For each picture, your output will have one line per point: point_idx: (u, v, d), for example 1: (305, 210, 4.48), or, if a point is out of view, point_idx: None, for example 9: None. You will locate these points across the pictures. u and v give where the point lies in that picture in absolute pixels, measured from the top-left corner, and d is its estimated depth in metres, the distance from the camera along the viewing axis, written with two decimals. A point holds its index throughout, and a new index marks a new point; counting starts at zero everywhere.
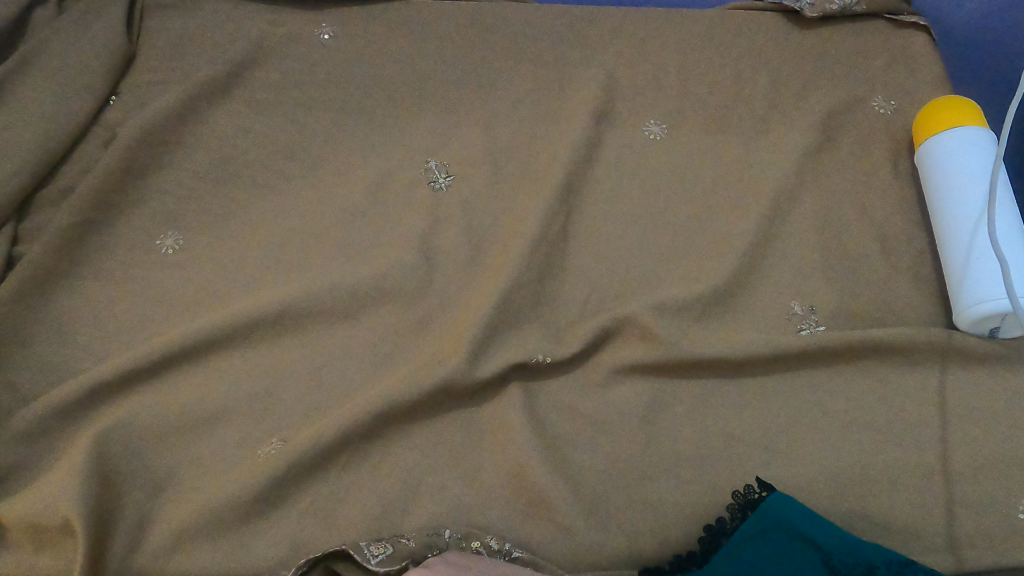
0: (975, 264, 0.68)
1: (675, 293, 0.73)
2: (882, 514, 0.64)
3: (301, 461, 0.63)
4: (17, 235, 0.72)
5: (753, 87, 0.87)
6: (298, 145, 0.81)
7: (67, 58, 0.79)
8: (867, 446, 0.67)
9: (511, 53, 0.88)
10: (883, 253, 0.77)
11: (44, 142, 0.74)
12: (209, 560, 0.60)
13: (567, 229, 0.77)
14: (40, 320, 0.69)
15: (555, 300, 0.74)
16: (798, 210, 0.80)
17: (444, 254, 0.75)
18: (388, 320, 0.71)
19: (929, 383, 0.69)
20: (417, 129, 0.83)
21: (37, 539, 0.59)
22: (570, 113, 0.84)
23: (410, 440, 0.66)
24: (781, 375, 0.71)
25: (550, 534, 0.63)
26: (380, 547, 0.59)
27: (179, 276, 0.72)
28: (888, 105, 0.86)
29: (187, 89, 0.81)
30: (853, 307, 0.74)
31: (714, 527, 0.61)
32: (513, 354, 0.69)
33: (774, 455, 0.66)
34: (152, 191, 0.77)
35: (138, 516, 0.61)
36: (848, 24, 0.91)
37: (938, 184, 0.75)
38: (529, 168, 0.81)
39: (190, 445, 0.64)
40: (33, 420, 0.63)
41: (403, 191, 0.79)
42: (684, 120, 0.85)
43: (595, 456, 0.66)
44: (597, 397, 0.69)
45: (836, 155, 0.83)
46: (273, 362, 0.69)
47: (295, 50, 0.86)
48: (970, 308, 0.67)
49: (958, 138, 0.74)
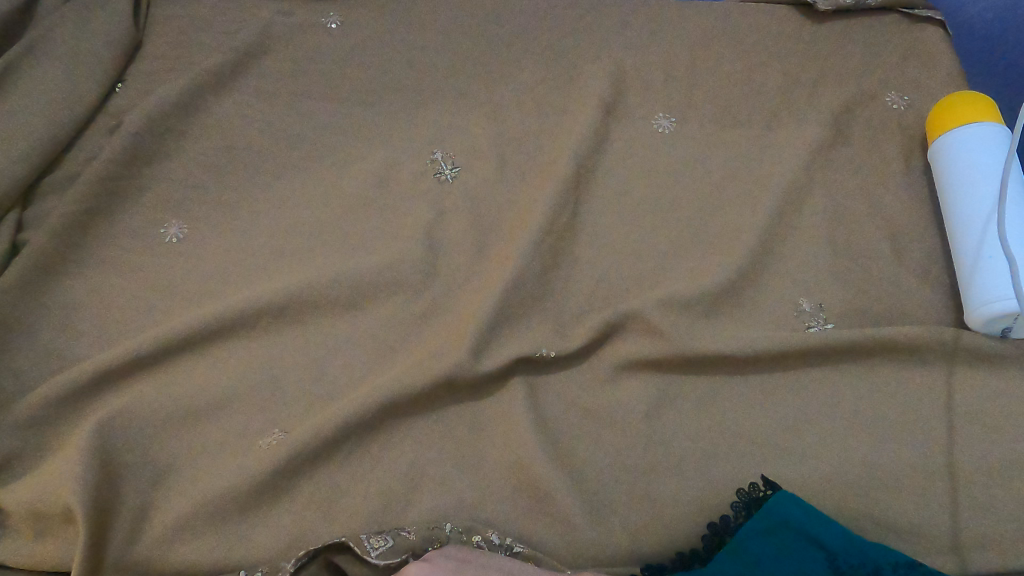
0: (988, 262, 0.67)
1: (682, 288, 0.72)
2: (889, 515, 0.63)
3: (303, 452, 0.62)
4: (22, 221, 0.71)
5: (765, 82, 0.86)
6: (304, 135, 0.81)
7: (73, 44, 0.79)
8: (875, 446, 0.66)
9: (521, 44, 0.88)
10: (894, 251, 0.76)
11: (49, 129, 0.74)
12: (209, 548, 0.59)
13: (574, 223, 0.77)
14: (43, 307, 0.68)
15: (561, 293, 0.73)
16: (808, 206, 0.79)
17: (450, 246, 0.74)
18: (392, 311, 0.71)
19: (938, 383, 0.68)
20: (424, 120, 0.82)
21: (37, 526, 0.59)
22: (579, 106, 0.83)
23: (413, 433, 0.66)
24: (788, 373, 0.70)
25: (553, 530, 0.62)
26: (380, 540, 0.59)
27: (184, 265, 0.72)
28: (901, 100, 0.85)
29: (194, 78, 0.80)
30: (863, 306, 0.73)
31: (718, 524, 0.60)
32: (517, 348, 0.68)
33: (780, 454, 0.66)
34: (157, 179, 0.76)
35: (139, 504, 0.60)
36: (862, 18, 0.90)
37: (951, 182, 0.74)
38: (537, 160, 0.81)
39: (192, 435, 0.64)
40: (35, 406, 0.62)
41: (409, 181, 0.78)
42: (694, 113, 0.84)
43: (599, 451, 0.66)
44: (601, 393, 0.69)
45: (848, 150, 0.82)
46: (276, 353, 0.68)
47: (301, 39, 0.86)
48: (982, 307, 0.66)
49: (973, 134, 0.73)
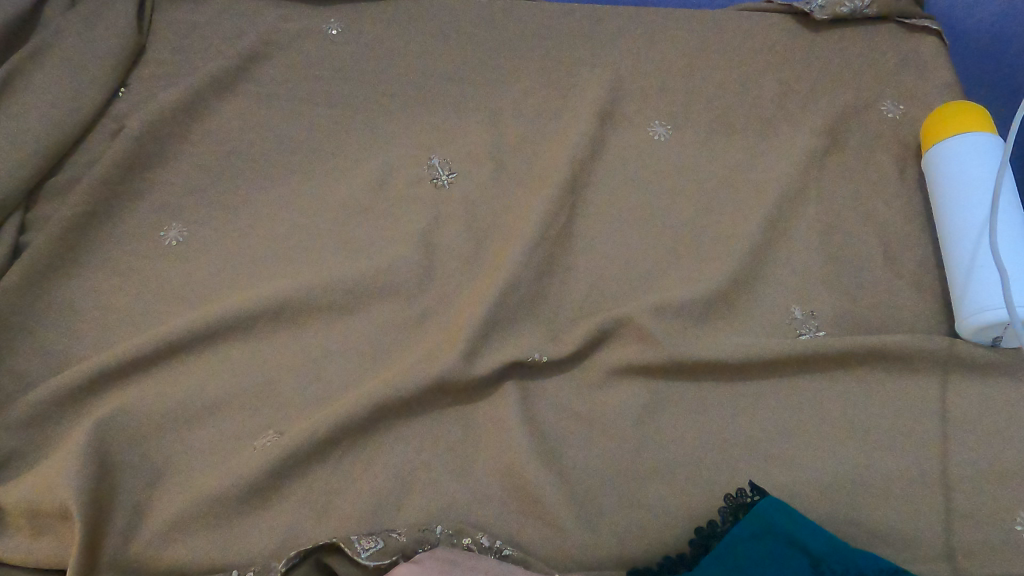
0: (980, 272, 0.67)
1: (675, 294, 0.72)
2: (878, 522, 0.63)
3: (297, 454, 0.63)
4: (25, 223, 0.73)
5: (760, 90, 0.87)
6: (302, 139, 0.82)
7: (78, 49, 0.80)
8: (865, 454, 0.66)
9: (519, 51, 0.89)
10: (887, 259, 0.76)
11: (52, 133, 0.75)
12: (202, 548, 0.60)
13: (569, 229, 0.77)
14: (43, 308, 0.69)
15: (555, 299, 0.74)
16: (802, 214, 0.79)
17: (446, 251, 0.75)
18: (387, 315, 0.71)
19: (928, 392, 0.69)
20: (422, 125, 0.83)
21: (34, 524, 0.60)
22: (575, 112, 0.84)
23: (405, 435, 0.67)
24: (779, 380, 0.70)
25: (543, 533, 0.63)
26: (370, 541, 0.60)
27: (183, 267, 0.73)
28: (896, 109, 0.85)
29: (195, 82, 0.82)
30: (855, 314, 0.73)
31: (705, 529, 0.61)
32: (510, 352, 0.69)
33: (770, 460, 0.66)
34: (158, 183, 0.78)
35: (134, 504, 0.61)
36: (860, 27, 0.90)
37: (944, 191, 0.74)
38: (533, 165, 0.81)
39: (187, 435, 0.65)
40: (34, 406, 0.64)
41: (406, 186, 0.79)
42: (689, 121, 0.85)
43: (590, 456, 0.66)
44: (593, 398, 0.69)
45: (842, 158, 0.83)
46: (271, 355, 0.69)
47: (302, 45, 0.87)
48: (973, 316, 0.67)
49: (968, 143, 0.74)
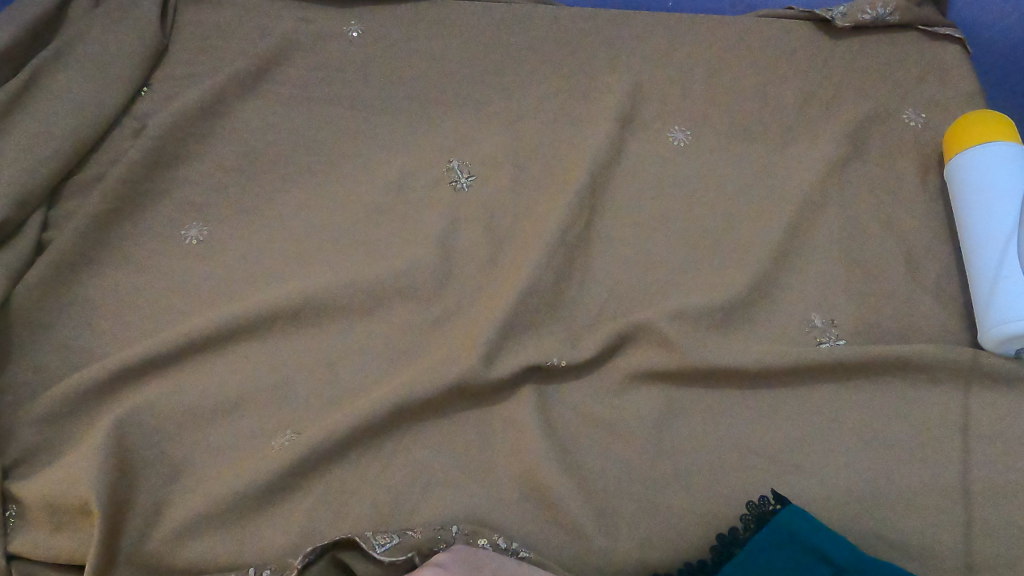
0: (1004, 282, 0.66)
1: (694, 300, 0.72)
2: (899, 535, 0.62)
3: (314, 454, 0.63)
4: (48, 221, 0.73)
5: (781, 96, 0.87)
6: (323, 140, 0.82)
7: (102, 49, 0.81)
8: (886, 464, 0.66)
9: (539, 54, 0.89)
10: (909, 268, 0.76)
11: (76, 131, 0.75)
12: (220, 546, 0.60)
13: (588, 233, 0.77)
14: (65, 304, 0.70)
15: (573, 303, 0.73)
16: (822, 220, 0.79)
17: (464, 254, 0.75)
18: (405, 317, 0.71)
19: (950, 402, 0.68)
20: (442, 129, 0.83)
21: (54, 519, 0.60)
22: (595, 116, 0.84)
23: (422, 438, 0.67)
24: (798, 389, 0.70)
25: (561, 538, 0.62)
26: (386, 537, 0.60)
27: (202, 266, 0.73)
28: (918, 118, 0.85)
29: (216, 82, 0.82)
30: (876, 323, 0.73)
31: (726, 536, 0.60)
32: (528, 356, 0.69)
33: (788, 469, 0.66)
34: (179, 182, 0.78)
35: (153, 501, 0.61)
36: (882, 35, 0.90)
37: (969, 200, 0.73)
38: (553, 169, 0.81)
39: (205, 433, 0.65)
40: (54, 403, 0.64)
41: (426, 189, 0.79)
42: (708, 127, 0.85)
43: (607, 461, 0.66)
44: (611, 403, 0.69)
45: (864, 166, 0.82)
46: (290, 355, 0.69)
47: (324, 46, 0.87)
48: (997, 327, 0.66)
49: (993, 154, 0.73)
